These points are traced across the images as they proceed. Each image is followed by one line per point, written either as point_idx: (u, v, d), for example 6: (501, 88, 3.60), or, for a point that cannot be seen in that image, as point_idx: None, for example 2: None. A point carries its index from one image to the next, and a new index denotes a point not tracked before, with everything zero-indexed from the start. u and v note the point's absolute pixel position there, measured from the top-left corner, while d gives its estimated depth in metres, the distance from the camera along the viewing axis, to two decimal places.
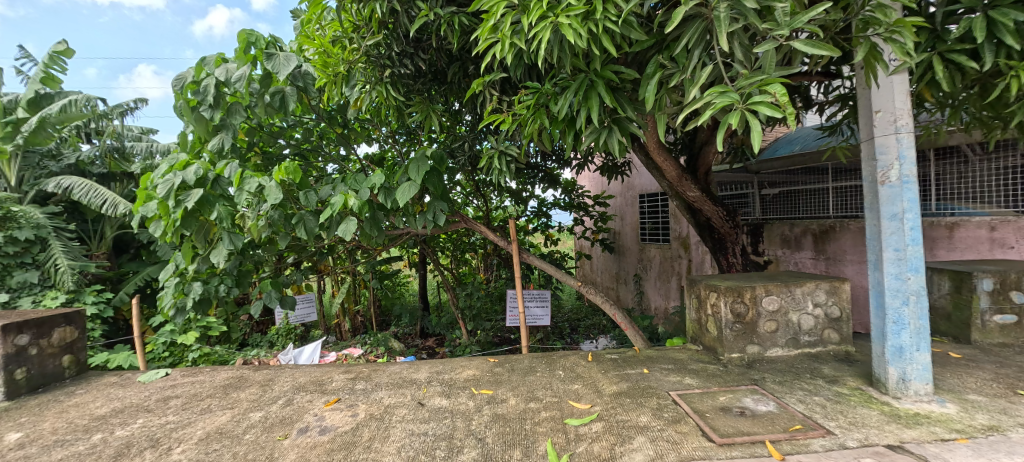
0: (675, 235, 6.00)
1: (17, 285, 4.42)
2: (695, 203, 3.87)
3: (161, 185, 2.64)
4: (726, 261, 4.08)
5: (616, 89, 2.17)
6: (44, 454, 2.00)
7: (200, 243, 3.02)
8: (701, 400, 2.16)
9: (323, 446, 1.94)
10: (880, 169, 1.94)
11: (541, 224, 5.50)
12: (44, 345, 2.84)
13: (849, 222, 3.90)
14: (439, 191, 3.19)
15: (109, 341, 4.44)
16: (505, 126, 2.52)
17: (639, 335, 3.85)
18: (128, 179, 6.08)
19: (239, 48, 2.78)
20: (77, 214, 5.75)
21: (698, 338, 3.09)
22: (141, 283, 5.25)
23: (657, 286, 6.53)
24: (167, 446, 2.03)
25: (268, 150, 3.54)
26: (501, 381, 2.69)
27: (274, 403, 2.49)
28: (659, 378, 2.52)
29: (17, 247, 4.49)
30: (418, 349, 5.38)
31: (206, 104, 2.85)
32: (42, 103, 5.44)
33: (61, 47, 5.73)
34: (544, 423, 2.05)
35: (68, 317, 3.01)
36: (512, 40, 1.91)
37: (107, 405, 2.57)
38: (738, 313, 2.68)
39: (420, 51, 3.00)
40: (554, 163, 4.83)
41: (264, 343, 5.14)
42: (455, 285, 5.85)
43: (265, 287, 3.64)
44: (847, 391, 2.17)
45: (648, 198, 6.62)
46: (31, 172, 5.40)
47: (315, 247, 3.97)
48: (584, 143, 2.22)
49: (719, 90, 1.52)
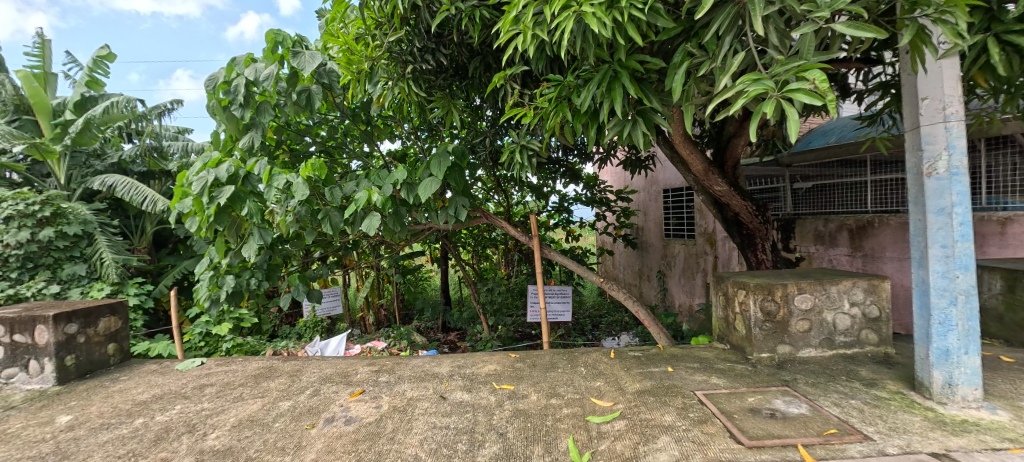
0: (700, 231, 5.89)
1: (67, 277, 4.69)
2: (723, 197, 3.73)
3: (196, 182, 2.77)
4: (756, 258, 3.94)
5: (641, 79, 2.11)
6: (91, 436, 2.11)
7: (232, 238, 3.10)
8: (729, 401, 2.10)
9: (349, 437, 1.98)
10: (926, 160, 1.82)
11: (562, 220, 5.44)
12: (91, 333, 3.01)
13: (888, 217, 3.68)
14: (461, 186, 3.20)
15: (150, 331, 4.69)
16: (528, 119, 2.48)
17: (664, 333, 3.75)
18: (166, 177, 6.36)
19: (267, 47, 2.89)
20: (121, 211, 6.08)
21: (725, 336, 3.00)
22: (179, 276, 5.53)
23: (682, 283, 6.38)
24: (203, 431, 2.11)
25: (296, 148, 3.64)
26: (522, 376, 2.68)
27: (302, 393, 2.55)
28: (685, 377, 2.46)
29: (67, 242, 4.75)
30: (440, 343, 5.44)
31: (237, 104, 2.94)
32: (87, 106, 5.80)
33: (103, 51, 6.02)
34: (566, 420, 2.04)
35: (113, 307, 3.16)
36: (535, 31, 1.88)
37: (148, 391, 2.69)
38: (769, 312, 2.58)
39: (441, 46, 3.00)
40: (575, 157, 4.81)
41: (293, 336, 5.32)
42: (477, 280, 5.85)
43: (293, 281, 3.74)
44: (886, 395, 2.06)
45: (672, 192, 6.46)
46: (78, 170, 5.70)
47: (341, 242, 4.10)
48: (607, 136, 2.18)
49: (752, 77, 1.45)
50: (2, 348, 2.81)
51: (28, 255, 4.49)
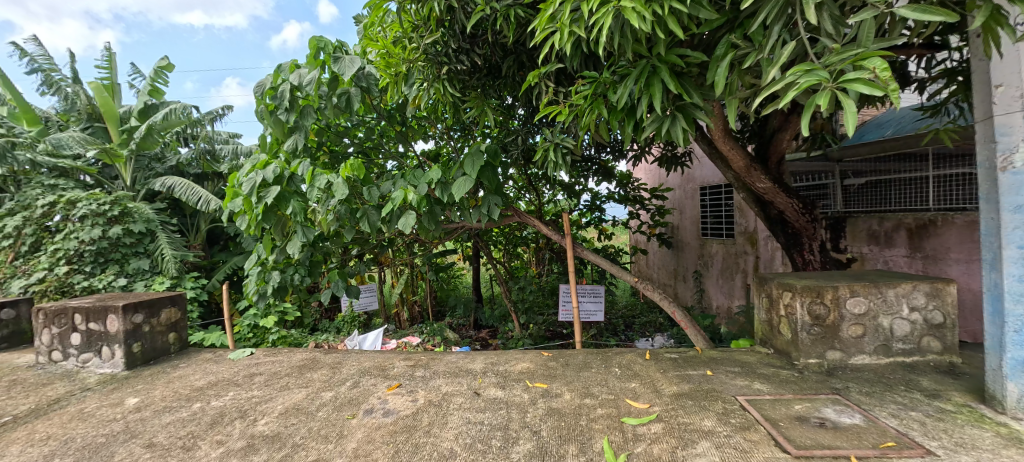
0: (740, 230, 5.66)
1: (133, 271, 5.07)
2: (766, 195, 3.56)
3: (246, 183, 2.94)
4: (802, 258, 3.76)
5: (681, 74, 2.05)
6: (156, 418, 2.27)
7: (278, 235, 3.27)
8: (774, 408, 2.01)
9: (387, 428, 2.04)
10: (1000, 153, 1.67)
11: (595, 219, 5.37)
12: (154, 323, 3.24)
13: (953, 216, 3.42)
14: (494, 185, 3.22)
15: (204, 322, 5.00)
16: (563, 117, 2.46)
17: (701, 335, 3.63)
18: (218, 178, 6.76)
19: (310, 54, 3.04)
20: (178, 210, 6.52)
21: (768, 340, 2.87)
22: (230, 271, 5.88)
23: (720, 284, 6.16)
24: (253, 417, 2.24)
25: (335, 149, 3.78)
26: (555, 375, 2.67)
27: (343, 384, 2.66)
28: (725, 381, 2.38)
29: (133, 238, 5.16)
30: (472, 340, 5.51)
31: (283, 108, 3.11)
32: (149, 113, 6.32)
33: (163, 62, 6.47)
34: (600, 420, 2.01)
35: (173, 299, 3.40)
36: (572, 28, 1.87)
37: (204, 378, 2.88)
38: (818, 316, 2.45)
39: (475, 46, 3.02)
40: (608, 155, 4.74)
41: (332, 329, 5.53)
42: (508, 278, 5.87)
43: (333, 277, 3.89)
44: (952, 408, 1.91)
45: (710, 190, 6.24)
46: (142, 173, 6.16)
47: (377, 239, 4.22)
48: (645, 132, 2.13)
49: (804, 68, 1.37)
50: (78, 335, 3.07)
51: (100, 251, 4.89)
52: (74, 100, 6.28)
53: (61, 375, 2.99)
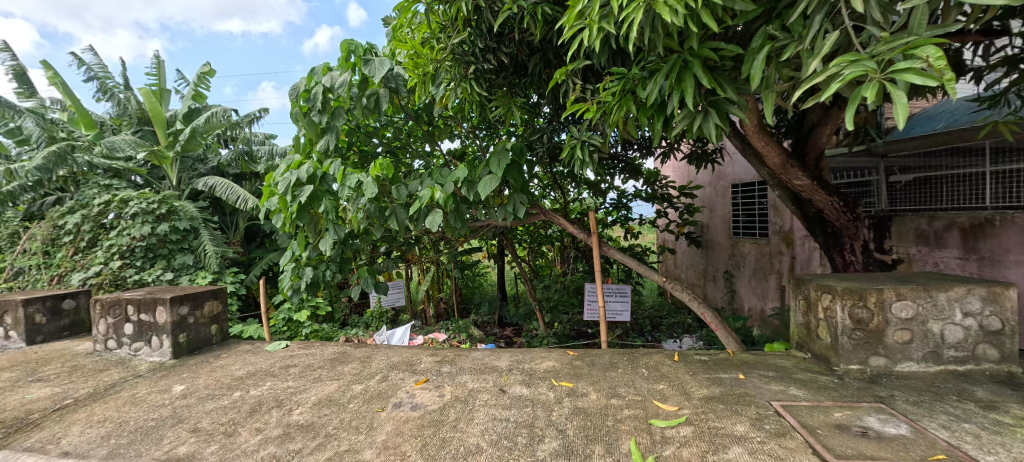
0: (775, 229, 5.45)
1: (179, 266, 5.36)
2: (803, 192, 3.41)
3: (281, 182, 3.05)
4: (843, 259, 3.59)
5: (714, 68, 1.99)
6: (200, 405, 2.40)
7: (311, 233, 3.38)
8: (811, 415, 1.93)
9: (415, 422, 2.09)
10: None
11: (621, 217, 5.28)
12: (198, 315, 3.42)
13: (1012, 215, 3.20)
14: (519, 183, 3.22)
15: (243, 315, 5.23)
16: (590, 115, 2.43)
17: (732, 337, 3.52)
18: (255, 178, 7.05)
19: (342, 57, 3.13)
20: (219, 209, 6.84)
21: (806, 344, 2.75)
22: (266, 267, 6.13)
23: (752, 285, 5.96)
24: (289, 406, 2.33)
25: (365, 149, 3.88)
26: (581, 374, 2.66)
27: (372, 377, 2.73)
28: (758, 386, 2.30)
29: (179, 235, 5.45)
30: (496, 337, 5.54)
31: (316, 110, 3.22)
32: (194, 117, 6.70)
33: (206, 68, 6.80)
34: (627, 421, 1.99)
35: (215, 293, 3.57)
36: (601, 24, 1.85)
37: (244, 368, 3.02)
38: (860, 320, 2.33)
39: (502, 45, 3.03)
40: (635, 152, 4.66)
41: (361, 324, 5.68)
42: (533, 277, 5.87)
43: (362, 274, 3.99)
44: (1011, 421, 1.78)
45: (743, 188, 6.03)
46: (186, 174, 6.50)
47: (405, 237, 4.29)
48: (676, 129, 2.09)
49: (850, 59, 1.31)
50: (130, 325, 3.27)
51: (149, 246, 5.19)
52: (126, 106, 6.70)
53: (116, 362, 3.19)
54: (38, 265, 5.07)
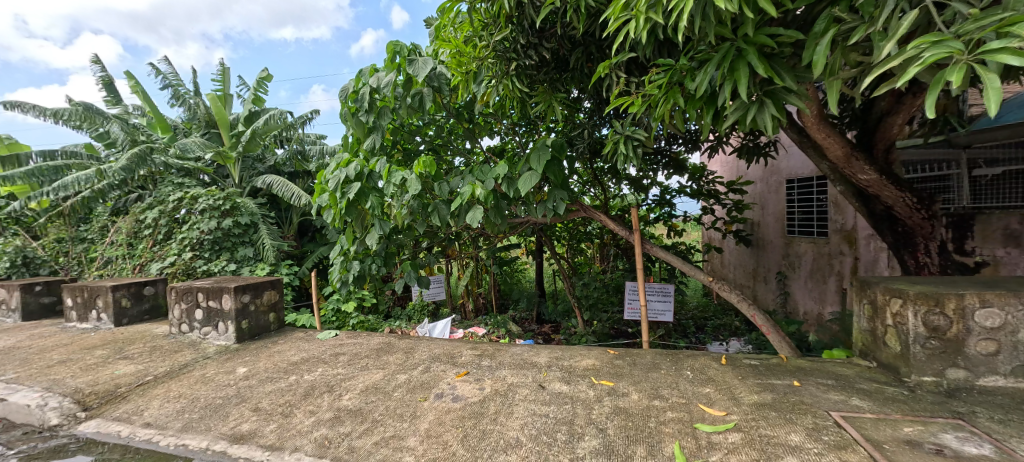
0: (836, 228, 5.09)
1: (241, 258, 5.77)
2: (870, 188, 3.15)
3: (332, 180, 3.21)
4: (915, 260, 3.29)
5: (771, 56, 1.88)
6: (261, 386, 2.58)
7: (358, 228, 3.52)
8: (876, 428, 1.79)
9: (456, 413, 2.13)
10: None
11: (664, 214, 5.11)
12: (258, 303, 3.67)
13: None
14: (560, 179, 3.18)
15: (296, 305, 5.56)
16: (634, 108, 2.36)
17: (786, 342, 3.33)
18: (307, 176, 7.45)
19: (388, 58, 3.23)
20: (275, 204, 7.28)
21: (870, 352, 2.55)
22: (317, 260, 6.46)
23: (808, 288, 5.60)
24: (339, 392, 2.45)
25: (408, 147, 3.98)
26: (622, 374, 2.61)
27: (415, 368, 2.82)
28: (815, 394, 2.16)
29: (241, 229, 5.85)
30: (535, 334, 5.55)
31: (363, 110, 3.35)
32: (253, 119, 7.16)
33: (264, 73, 7.24)
34: (670, 424, 1.93)
35: (273, 283, 3.81)
36: (648, 15, 1.79)
37: (298, 354, 3.21)
38: (936, 328, 2.13)
39: (544, 40, 3.01)
40: (680, 146, 4.50)
41: (404, 316, 5.87)
42: (572, 274, 5.81)
43: (405, 268, 4.11)
44: None
45: (799, 183, 5.67)
46: (247, 172, 6.97)
47: (446, 232, 4.38)
48: (728, 121, 2.00)
49: (931, 41, 1.21)
50: (200, 310, 3.55)
51: (215, 239, 5.62)
52: (195, 110, 7.27)
53: (188, 344, 3.49)
54: (123, 255, 5.64)
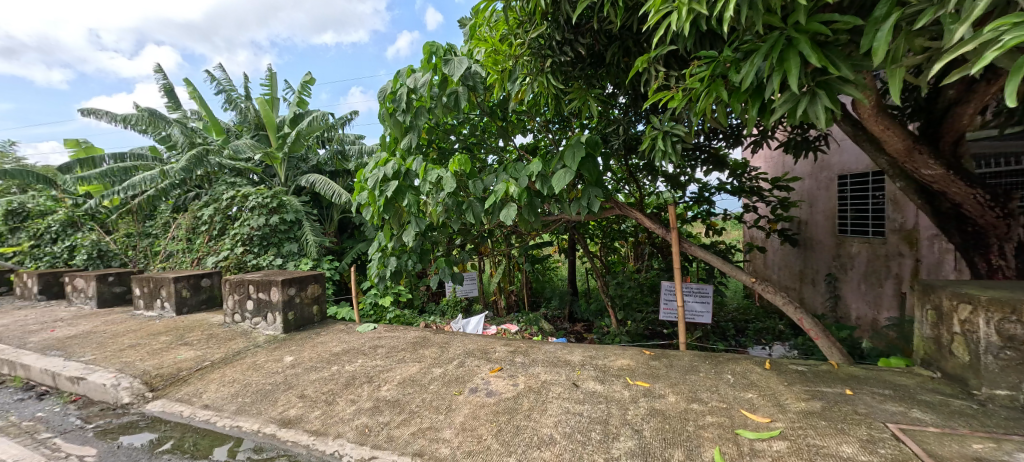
0: (894, 227, 4.78)
1: (287, 253, 6.06)
2: (935, 184, 2.92)
3: (371, 178, 3.31)
4: (987, 263, 3.03)
5: (825, 43, 1.77)
6: (306, 374, 2.71)
7: (395, 225, 3.61)
8: (941, 444, 1.66)
9: (490, 407, 2.15)
10: None
11: (703, 212, 4.93)
12: (303, 295, 3.84)
13: None
14: (594, 176, 3.14)
15: (336, 298, 5.78)
16: (674, 103, 2.28)
17: (837, 349, 3.14)
18: (347, 174, 7.73)
19: (424, 59, 3.29)
20: (318, 202, 7.60)
21: (933, 361, 2.36)
22: (355, 256, 6.69)
23: (862, 291, 5.26)
24: (377, 383, 2.53)
25: (443, 145, 4.04)
26: (659, 375, 2.55)
27: (450, 362, 2.87)
28: (871, 404, 2.03)
29: (287, 226, 6.15)
30: (567, 332, 5.51)
31: (401, 110, 3.44)
32: (298, 120, 7.50)
33: (307, 76, 7.56)
34: (710, 428, 1.87)
35: (316, 277, 3.98)
36: (690, 5, 1.73)
37: (339, 345, 3.34)
38: (1013, 337, 1.94)
39: (579, 36, 2.97)
40: (721, 141, 4.33)
41: (438, 312, 5.98)
42: (606, 272, 5.72)
43: (440, 264, 4.18)
44: None
45: (853, 180, 5.33)
46: (292, 171, 7.30)
47: (479, 230, 4.43)
48: (776, 114, 1.90)
49: (1011, 22, 1.10)
50: (251, 301, 3.77)
51: (263, 234, 5.94)
52: (246, 113, 7.69)
53: (240, 333, 3.71)
54: (183, 249, 6.06)
